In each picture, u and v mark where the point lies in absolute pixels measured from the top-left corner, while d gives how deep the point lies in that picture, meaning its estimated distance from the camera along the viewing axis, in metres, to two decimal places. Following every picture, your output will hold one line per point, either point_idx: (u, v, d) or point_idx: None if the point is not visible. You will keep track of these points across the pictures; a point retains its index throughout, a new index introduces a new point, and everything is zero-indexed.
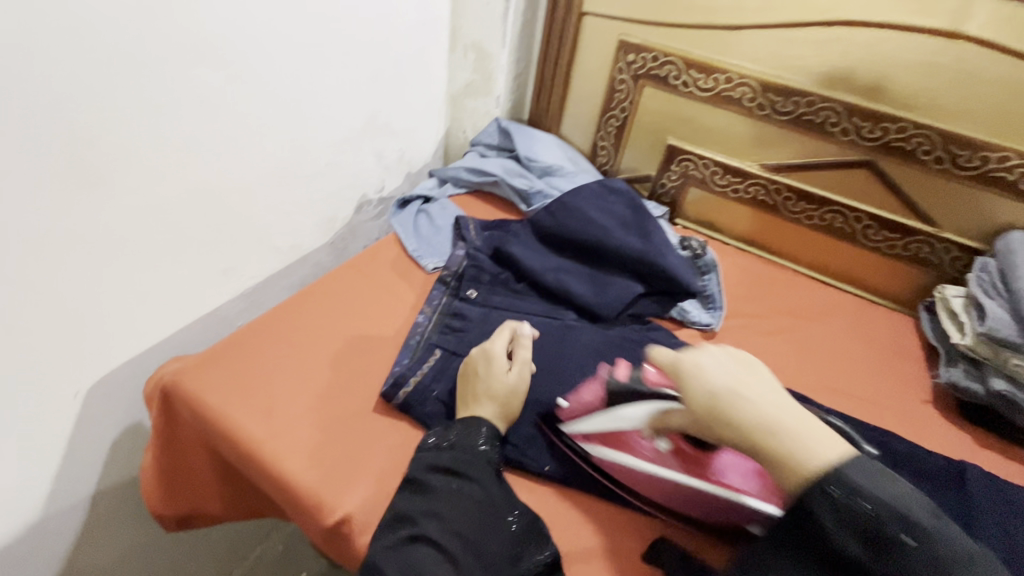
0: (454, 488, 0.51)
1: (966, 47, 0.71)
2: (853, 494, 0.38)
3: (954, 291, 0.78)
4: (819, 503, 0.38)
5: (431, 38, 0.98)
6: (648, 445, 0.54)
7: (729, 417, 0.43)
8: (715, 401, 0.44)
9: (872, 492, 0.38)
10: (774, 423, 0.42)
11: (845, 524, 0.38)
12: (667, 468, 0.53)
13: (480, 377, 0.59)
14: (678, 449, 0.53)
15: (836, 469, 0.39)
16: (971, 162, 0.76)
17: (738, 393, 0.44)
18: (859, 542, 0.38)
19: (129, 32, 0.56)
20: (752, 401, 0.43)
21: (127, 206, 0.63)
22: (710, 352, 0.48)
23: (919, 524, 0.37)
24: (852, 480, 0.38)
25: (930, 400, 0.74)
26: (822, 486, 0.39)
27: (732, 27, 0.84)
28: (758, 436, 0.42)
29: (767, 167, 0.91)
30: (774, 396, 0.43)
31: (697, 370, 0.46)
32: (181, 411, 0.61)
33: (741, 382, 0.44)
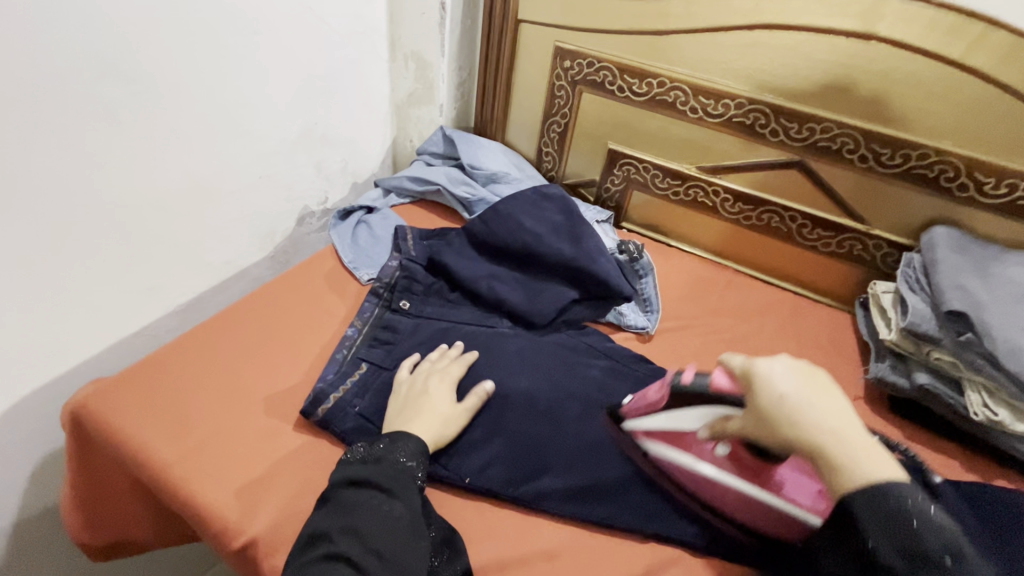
0: (376, 504, 0.49)
1: (880, 48, 0.73)
2: (900, 507, 0.39)
3: (884, 287, 0.79)
4: (866, 511, 0.39)
5: (368, 49, 0.97)
6: (708, 449, 0.53)
7: (801, 425, 0.42)
8: (785, 411, 0.42)
9: (926, 515, 0.38)
10: (848, 436, 0.41)
11: (888, 537, 0.39)
12: (726, 473, 0.52)
13: (420, 392, 0.61)
14: (736, 454, 0.51)
15: (891, 486, 0.39)
16: (894, 160, 0.77)
17: (817, 400, 0.42)
18: (896, 555, 0.38)
19: (24, 51, 0.55)
20: (824, 412, 0.42)
21: (36, 226, 0.61)
22: (782, 360, 0.45)
23: (960, 551, 0.38)
24: (903, 498, 0.39)
25: (861, 398, 0.75)
26: (873, 496, 0.39)
27: (660, 33, 0.85)
28: (817, 448, 0.41)
29: (704, 169, 0.91)
30: (845, 408, 0.43)
31: (770, 375, 0.44)
32: (95, 438, 0.60)
33: (812, 397, 0.43)
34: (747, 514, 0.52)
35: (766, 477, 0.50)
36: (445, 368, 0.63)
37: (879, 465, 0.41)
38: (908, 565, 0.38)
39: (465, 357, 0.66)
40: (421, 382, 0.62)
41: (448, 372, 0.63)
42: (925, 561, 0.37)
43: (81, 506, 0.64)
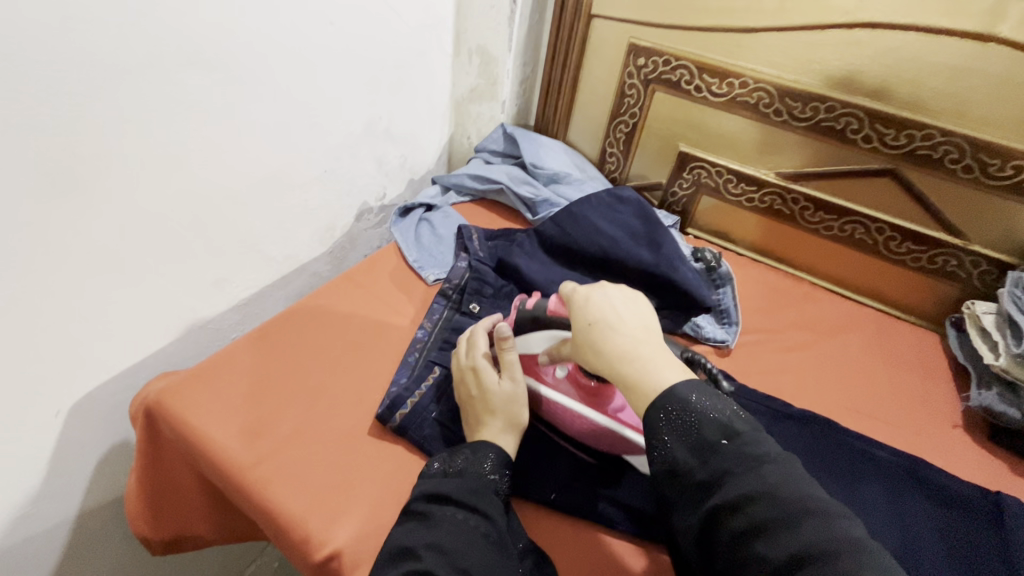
0: (462, 520, 0.46)
1: (998, 50, 0.67)
2: (681, 402, 0.42)
3: (983, 308, 0.73)
4: (655, 418, 0.42)
5: (434, 42, 0.95)
6: (548, 371, 0.58)
7: (597, 340, 0.48)
8: (590, 328, 0.49)
9: (697, 405, 0.42)
10: (634, 350, 0.46)
11: (677, 435, 0.42)
12: (563, 394, 0.58)
13: (474, 395, 0.57)
14: (574, 377, 0.58)
15: (670, 387, 0.43)
16: (1003, 171, 0.72)
17: (616, 322, 0.48)
18: (686, 450, 0.41)
19: (119, 36, 0.53)
20: (619, 328, 0.48)
21: (115, 214, 0.60)
22: (603, 289, 0.52)
23: (734, 429, 0.41)
24: (680, 395, 0.43)
25: (961, 425, 0.70)
26: (656, 405, 0.43)
27: (747, 30, 0.81)
28: (615, 360, 0.46)
29: (784, 175, 0.87)
30: (642, 329, 0.48)
31: (584, 302, 0.51)
32: (167, 433, 0.58)
33: (617, 318, 0.49)
34: (582, 434, 0.58)
35: (597, 397, 0.57)
36: (479, 354, 0.59)
37: (666, 371, 0.45)
38: (698, 456, 0.41)
39: (480, 326, 0.63)
40: (471, 382, 0.58)
41: (482, 356, 0.59)
42: (709, 448, 0.41)
43: (145, 501, 0.63)
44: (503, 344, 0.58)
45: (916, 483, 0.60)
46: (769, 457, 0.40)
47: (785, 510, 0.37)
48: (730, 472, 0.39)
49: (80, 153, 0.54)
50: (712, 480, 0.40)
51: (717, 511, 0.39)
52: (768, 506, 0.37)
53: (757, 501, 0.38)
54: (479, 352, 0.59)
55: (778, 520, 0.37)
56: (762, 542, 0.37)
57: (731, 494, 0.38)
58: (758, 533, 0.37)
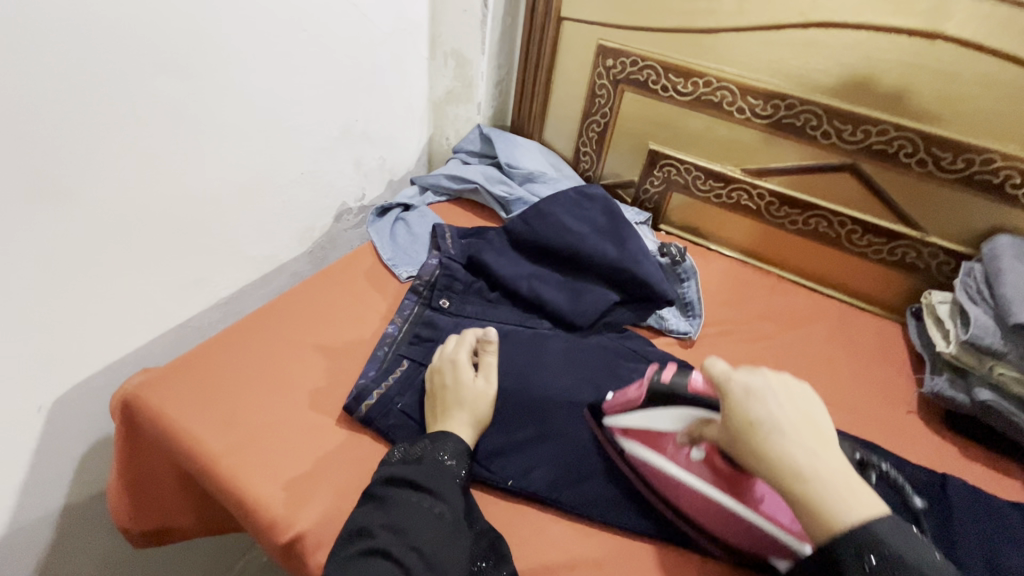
0: (416, 502, 0.48)
1: (944, 47, 0.70)
2: (883, 549, 0.38)
3: (939, 297, 0.76)
4: (844, 554, 0.38)
5: (409, 46, 0.97)
6: (681, 452, 0.52)
7: (766, 447, 0.42)
8: (751, 429, 0.43)
9: (908, 559, 0.37)
10: (813, 467, 0.41)
11: None
12: (698, 478, 0.51)
13: (448, 385, 0.60)
14: (712, 462, 0.50)
15: (872, 526, 0.38)
16: (955, 164, 0.74)
17: (783, 426, 0.42)
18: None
19: (92, 47, 0.56)
20: (791, 438, 0.42)
21: (93, 216, 0.62)
22: (764, 378, 0.45)
23: None
24: (880, 536, 0.38)
25: (915, 411, 0.72)
26: (852, 542, 0.38)
27: (708, 31, 0.83)
28: (788, 476, 0.41)
29: (749, 171, 0.89)
30: (817, 438, 0.42)
31: (744, 396, 0.44)
32: (144, 426, 0.60)
33: (786, 421, 0.42)
34: (716, 521, 0.52)
35: (739, 486, 0.50)
36: (463, 350, 0.62)
37: (852, 504, 0.39)
38: None
39: (471, 333, 0.65)
40: (449, 374, 0.60)
41: (463, 352, 0.62)
42: None
43: (126, 493, 0.65)
44: (487, 347, 0.63)
45: None
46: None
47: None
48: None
49: (55, 157, 0.57)
50: None
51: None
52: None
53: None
54: (467, 352, 0.62)
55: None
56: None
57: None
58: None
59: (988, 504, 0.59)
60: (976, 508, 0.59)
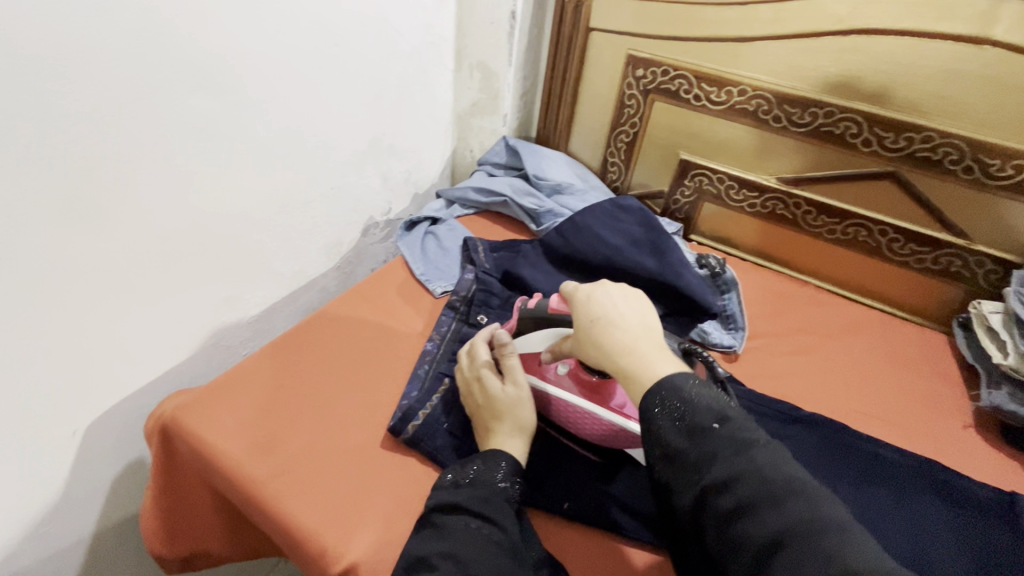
0: (474, 529, 0.46)
1: (992, 53, 0.68)
2: (675, 390, 0.43)
3: (990, 307, 0.74)
4: (648, 403, 0.43)
5: (435, 59, 0.97)
6: (551, 370, 0.60)
7: (599, 336, 0.48)
8: (593, 324, 0.50)
9: (692, 396, 0.42)
10: (635, 344, 0.47)
11: (669, 419, 0.42)
12: (567, 391, 0.58)
13: (480, 403, 0.58)
14: (575, 373, 0.59)
15: (668, 377, 0.44)
16: (1003, 172, 0.73)
17: (617, 318, 0.49)
18: (679, 433, 0.41)
19: (130, 67, 0.55)
20: (623, 327, 0.49)
21: (130, 237, 0.61)
22: (606, 288, 0.53)
23: (728, 417, 0.41)
24: (675, 384, 0.43)
25: (972, 425, 0.70)
26: (653, 392, 0.43)
27: (742, 39, 0.82)
28: (618, 354, 0.47)
29: (785, 180, 0.88)
30: (642, 328, 0.48)
31: (586, 301, 0.52)
32: (182, 451, 0.59)
33: (621, 315, 0.50)
34: (586, 430, 0.57)
35: (601, 393, 0.58)
36: (483, 364, 0.60)
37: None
38: (691, 440, 0.41)
39: (478, 339, 0.63)
40: (479, 392, 0.58)
41: (486, 363, 0.60)
42: (701, 433, 0.41)
43: (162, 520, 0.63)
44: (505, 351, 0.60)
45: (929, 485, 0.60)
46: (756, 442, 0.40)
47: (769, 489, 0.37)
48: (718, 454, 0.39)
49: (95, 176, 0.56)
50: (703, 461, 0.40)
51: (706, 490, 0.39)
52: (756, 486, 0.37)
53: (740, 483, 0.38)
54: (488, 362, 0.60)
55: (763, 500, 0.37)
56: (748, 523, 0.37)
57: (719, 477, 0.39)
58: (743, 513, 0.37)
59: None
60: None
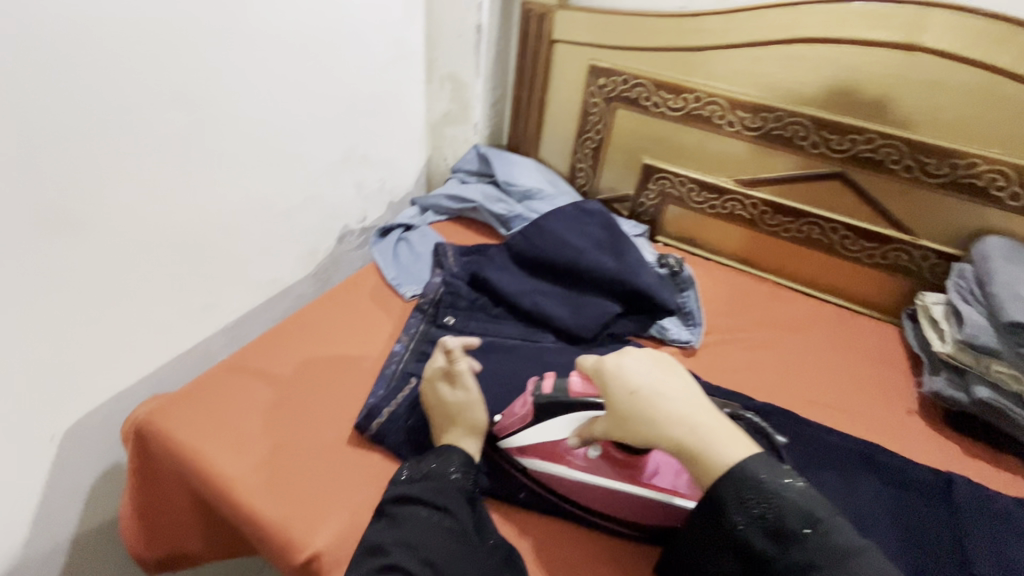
0: (427, 518, 0.49)
1: (922, 58, 0.73)
2: (755, 483, 0.43)
3: (933, 299, 0.77)
4: (731, 501, 0.43)
5: (406, 70, 1.00)
6: (580, 456, 0.56)
7: (651, 413, 0.46)
8: (637, 399, 0.47)
9: (778, 494, 0.43)
10: (692, 418, 0.46)
11: (754, 519, 0.43)
12: (603, 476, 0.55)
13: (433, 406, 0.60)
14: (608, 455, 0.55)
15: (740, 464, 0.44)
16: (940, 169, 0.77)
17: (660, 388, 0.47)
18: (765, 535, 0.42)
19: (103, 84, 0.57)
20: (669, 396, 0.47)
21: (106, 247, 0.64)
22: (632, 354, 0.51)
23: (819, 519, 0.42)
24: (758, 480, 0.43)
25: (916, 410, 0.73)
26: (735, 487, 0.43)
27: (696, 49, 0.86)
28: (679, 430, 0.45)
29: (741, 182, 0.91)
30: (688, 397, 0.47)
31: (618, 375, 0.49)
32: (157, 453, 0.61)
33: (661, 383, 0.48)
34: (630, 511, 0.54)
35: (637, 470, 0.54)
36: (435, 371, 0.61)
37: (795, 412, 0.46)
38: (779, 542, 0.42)
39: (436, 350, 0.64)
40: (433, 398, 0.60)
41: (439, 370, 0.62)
42: (788, 537, 0.42)
43: (140, 518, 0.66)
44: (452, 356, 0.62)
45: (871, 468, 0.63)
46: (853, 549, 0.40)
47: None
48: (814, 563, 0.40)
49: (69, 186, 0.58)
50: (797, 568, 0.41)
51: None
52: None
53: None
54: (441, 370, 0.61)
55: None
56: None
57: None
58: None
59: (992, 501, 0.60)
60: (981, 505, 0.59)
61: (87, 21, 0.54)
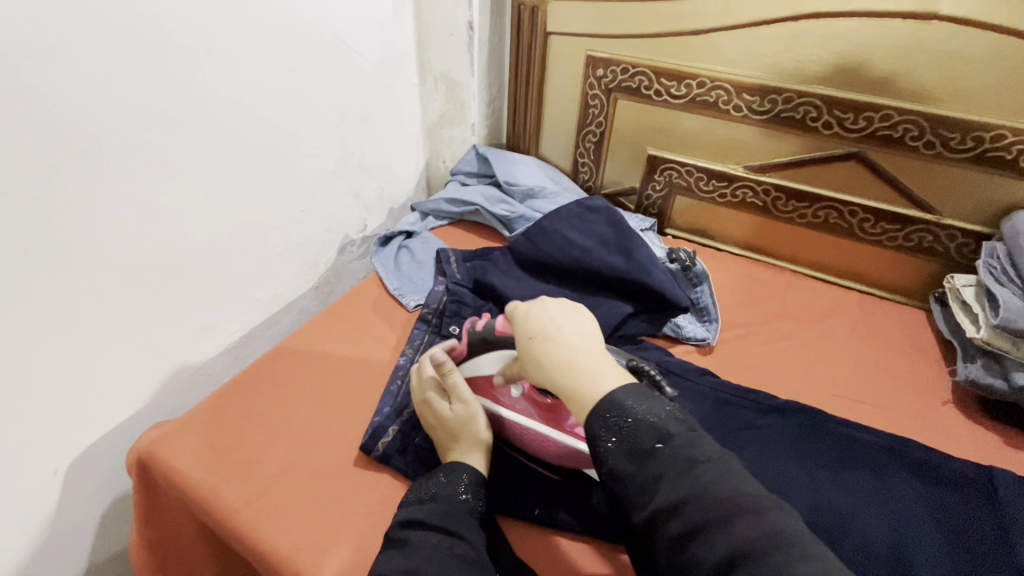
0: (435, 543, 0.46)
1: (941, 27, 0.68)
2: (617, 408, 0.42)
3: (963, 280, 0.73)
4: (595, 426, 0.43)
5: (398, 74, 0.97)
6: (504, 393, 0.58)
7: (539, 354, 0.49)
8: (531, 342, 0.50)
9: (635, 414, 0.42)
10: (575, 359, 0.47)
11: (616, 442, 0.42)
12: (523, 415, 0.57)
13: (433, 424, 0.58)
14: (530, 396, 0.57)
15: (609, 393, 0.44)
16: (964, 144, 0.72)
17: (554, 333, 0.49)
18: (625, 456, 0.41)
19: (82, 109, 0.55)
20: (558, 340, 0.49)
21: (98, 277, 0.62)
22: (544, 304, 0.53)
23: (672, 434, 0.41)
24: (619, 402, 0.43)
25: (951, 401, 0.69)
26: (597, 410, 0.43)
27: (697, 32, 0.82)
28: (557, 368, 0.47)
29: (751, 168, 0.88)
30: (582, 340, 0.49)
31: (525, 317, 0.53)
32: (160, 483, 0.59)
33: (557, 329, 0.50)
34: (540, 450, 0.57)
35: (558, 416, 0.56)
36: (428, 386, 0.59)
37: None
38: (637, 462, 0.40)
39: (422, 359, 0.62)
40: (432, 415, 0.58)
41: (432, 383, 0.59)
42: (646, 455, 0.40)
43: (148, 553, 0.64)
44: (443, 369, 0.59)
45: (906, 465, 0.60)
46: (702, 458, 0.39)
47: (715, 509, 0.37)
48: (665, 475, 0.39)
49: (56, 219, 0.57)
50: (650, 483, 0.40)
51: (654, 514, 0.39)
52: (702, 507, 0.37)
53: (689, 504, 0.37)
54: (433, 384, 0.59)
55: (713, 518, 0.36)
56: (700, 546, 0.36)
57: (664, 499, 0.38)
58: (693, 534, 0.37)
59: None
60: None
61: (52, 46, 0.52)
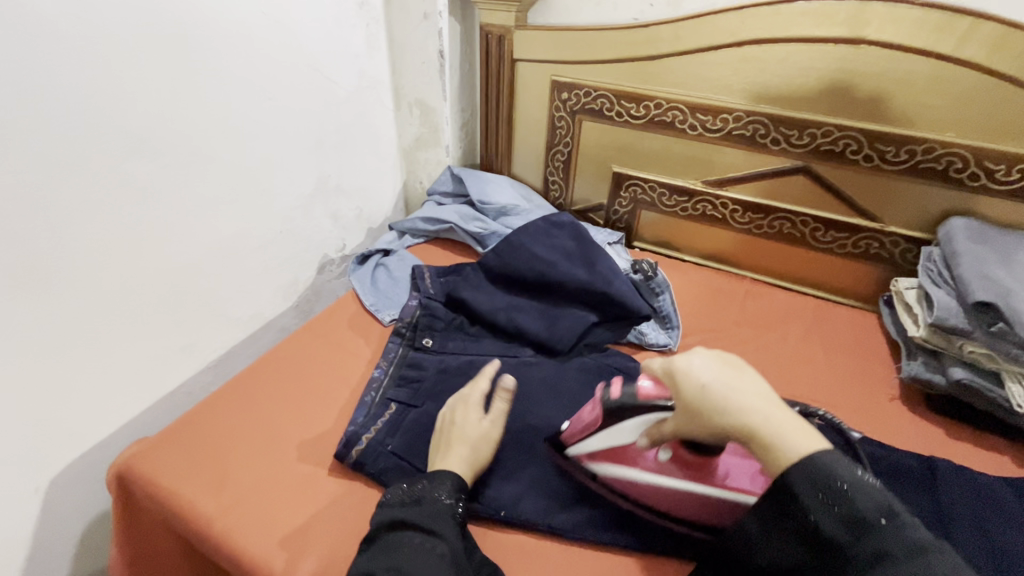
0: (417, 544, 0.49)
1: (869, 50, 0.74)
2: (830, 475, 0.41)
3: (906, 284, 0.78)
4: (804, 489, 0.41)
5: (372, 100, 1.02)
6: (649, 458, 0.55)
7: (726, 419, 0.44)
8: (710, 406, 0.45)
9: (856, 483, 0.41)
10: (768, 422, 0.43)
11: (825, 507, 0.41)
12: (673, 477, 0.54)
13: (456, 423, 0.60)
14: (678, 457, 0.54)
15: (821, 461, 0.42)
16: (899, 156, 0.78)
17: (733, 394, 0.45)
18: (837, 522, 0.40)
19: (65, 142, 0.59)
20: (741, 400, 0.44)
21: (80, 300, 0.65)
22: (698, 354, 0.48)
23: (891, 511, 0.40)
24: (835, 470, 0.41)
25: (897, 397, 0.73)
26: (809, 474, 0.41)
27: (651, 58, 0.88)
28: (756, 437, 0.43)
29: (710, 183, 0.93)
30: (761, 394, 0.45)
31: (688, 374, 0.47)
32: (139, 497, 0.61)
33: (733, 386, 0.45)
34: (699, 510, 0.53)
35: (708, 470, 0.53)
36: (474, 393, 0.63)
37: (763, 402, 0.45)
38: (852, 532, 0.40)
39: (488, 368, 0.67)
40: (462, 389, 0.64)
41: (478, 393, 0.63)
42: (863, 526, 0.40)
43: (127, 568, 0.65)
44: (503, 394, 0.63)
45: None
46: (930, 546, 0.38)
47: None
48: (885, 554, 0.38)
49: (39, 247, 0.59)
50: (869, 558, 0.39)
51: None
52: None
53: None
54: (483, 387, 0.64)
55: None
56: None
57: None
58: None
59: (972, 479, 0.60)
60: (962, 484, 0.59)
61: (34, 83, 0.55)
